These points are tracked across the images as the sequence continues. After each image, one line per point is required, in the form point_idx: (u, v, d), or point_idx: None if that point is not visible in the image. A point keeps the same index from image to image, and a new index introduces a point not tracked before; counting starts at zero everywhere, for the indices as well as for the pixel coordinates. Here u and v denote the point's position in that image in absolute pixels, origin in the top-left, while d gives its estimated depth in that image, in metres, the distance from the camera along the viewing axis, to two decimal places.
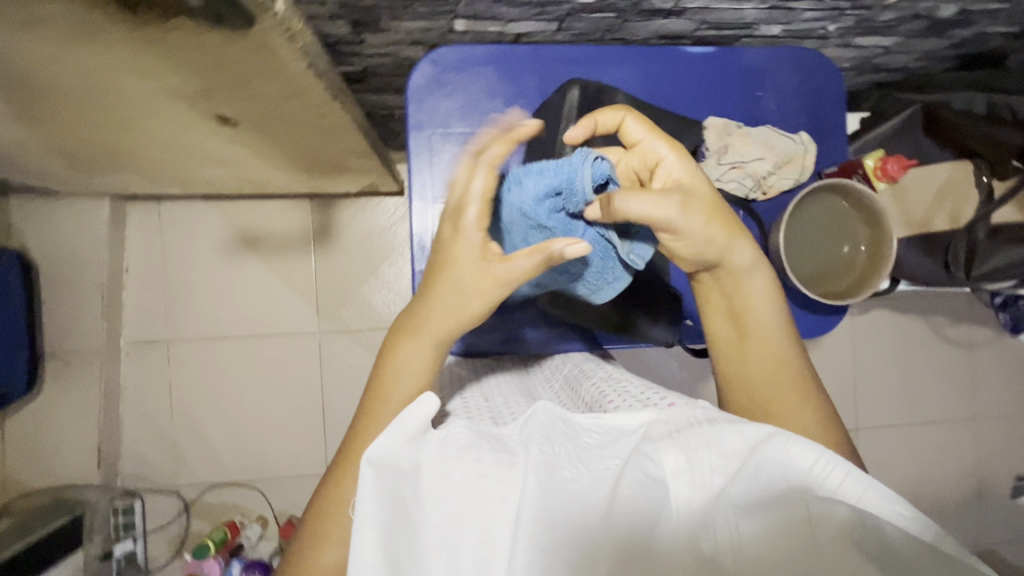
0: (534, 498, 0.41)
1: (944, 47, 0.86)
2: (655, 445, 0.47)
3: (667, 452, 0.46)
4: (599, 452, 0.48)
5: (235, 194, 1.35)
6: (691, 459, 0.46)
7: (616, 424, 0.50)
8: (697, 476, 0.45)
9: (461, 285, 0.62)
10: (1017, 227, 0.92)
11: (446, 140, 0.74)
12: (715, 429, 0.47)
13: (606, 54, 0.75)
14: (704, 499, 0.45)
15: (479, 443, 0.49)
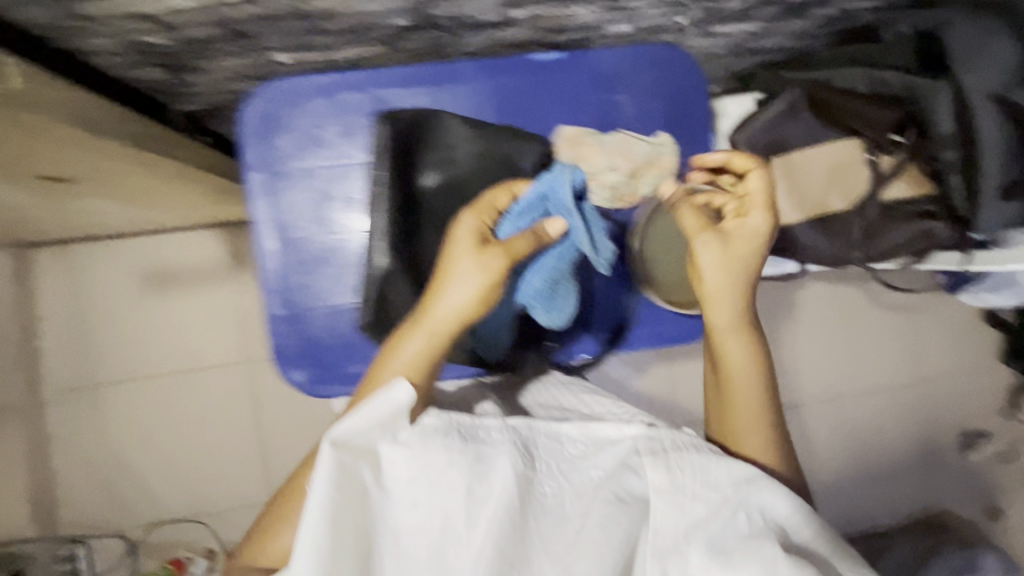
0: (513, 501, 0.51)
1: (813, 26, 0.83)
2: (639, 462, 0.57)
3: (653, 471, 0.56)
4: (577, 465, 0.57)
5: (143, 230, 1.32)
6: (674, 482, 0.56)
7: (599, 433, 0.59)
8: (676, 498, 0.55)
9: (467, 278, 0.57)
10: (905, 201, 0.91)
11: (285, 180, 0.71)
12: (705, 461, 0.57)
13: (448, 72, 0.72)
14: (675, 518, 0.55)
15: (449, 439, 0.54)
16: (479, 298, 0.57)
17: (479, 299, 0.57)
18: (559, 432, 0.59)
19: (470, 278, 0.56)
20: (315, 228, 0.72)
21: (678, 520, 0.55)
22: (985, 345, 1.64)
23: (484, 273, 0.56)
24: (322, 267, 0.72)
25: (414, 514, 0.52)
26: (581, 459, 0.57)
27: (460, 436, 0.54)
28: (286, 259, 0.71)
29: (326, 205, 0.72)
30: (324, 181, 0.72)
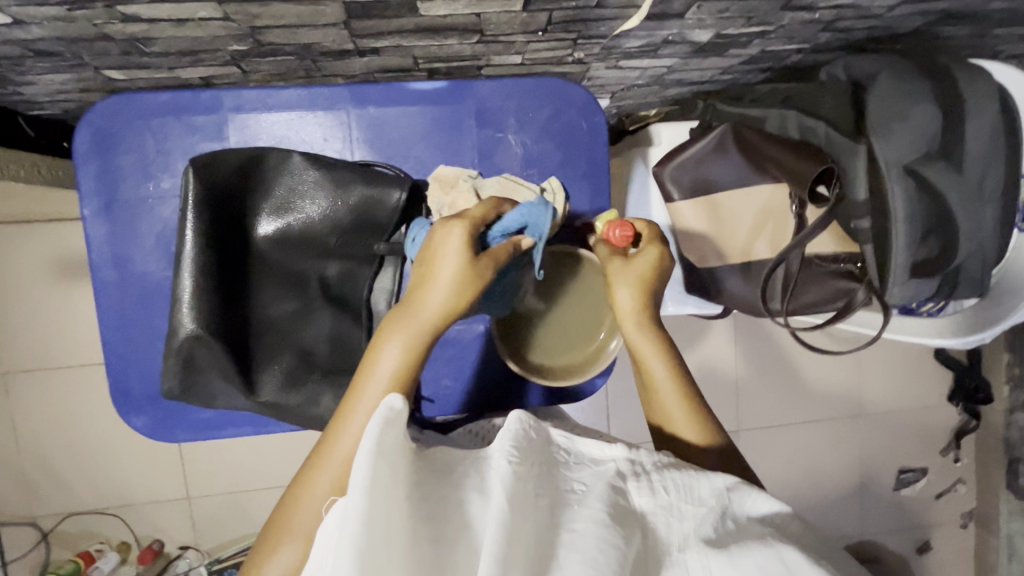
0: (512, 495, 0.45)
1: (738, 63, 0.75)
2: (626, 478, 0.53)
3: (641, 491, 0.52)
4: (561, 474, 0.54)
5: (54, 217, 1.26)
6: (666, 500, 0.52)
7: (583, 450, 0.58)
8: (672, 513, 0.51)
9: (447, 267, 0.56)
10: (830, 257, 0.85)
11: (128, 205, 0.65)
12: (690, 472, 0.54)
13: (313, 98, 0.66)
14: (676, 529, 0.50)
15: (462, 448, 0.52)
16: (461, 296, 0.56)
17: (464, 299, 0.56)
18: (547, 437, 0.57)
19: (449, 278, 0.55)
20: (157, 261, 0.66)
21: (672, 535, 0.51)
22: (933, 382, 1.61)
23: (471, 278, 0.55)
24: (164, 304, 0.66)
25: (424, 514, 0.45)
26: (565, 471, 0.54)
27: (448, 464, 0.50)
28: (124, 294, 0.66)
29: (170, 237, 0.66)
30: (169, 211, 0.65)
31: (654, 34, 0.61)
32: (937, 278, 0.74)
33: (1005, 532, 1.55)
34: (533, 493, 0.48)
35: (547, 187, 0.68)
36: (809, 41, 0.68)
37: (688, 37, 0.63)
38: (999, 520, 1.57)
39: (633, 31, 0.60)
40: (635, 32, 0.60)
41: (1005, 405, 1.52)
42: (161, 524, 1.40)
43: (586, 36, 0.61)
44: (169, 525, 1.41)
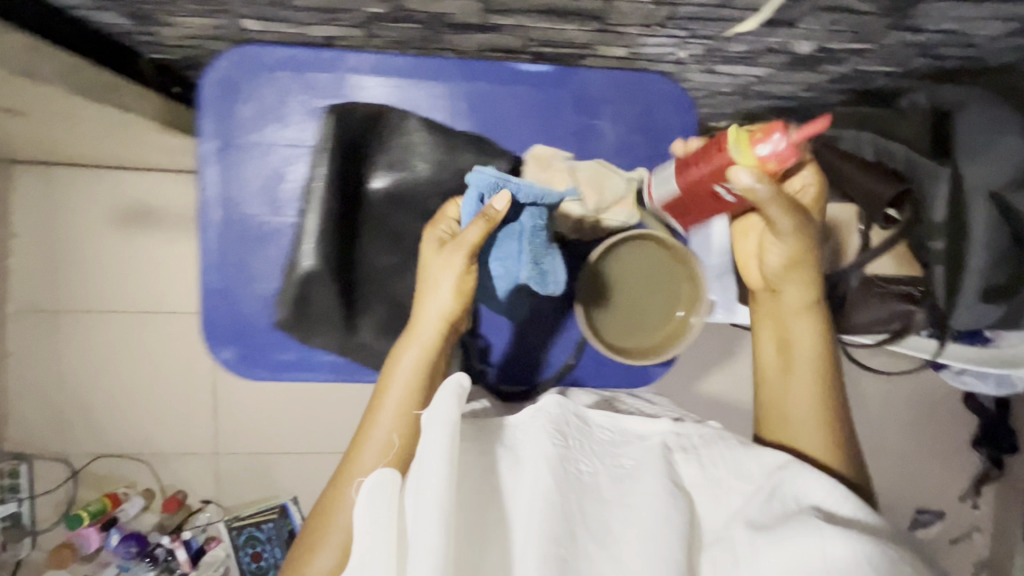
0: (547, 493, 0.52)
1: (826, 80, 0.78)
2: (674, 455, 0.60)
3: (686, 463, 0.60)
4: (607, 449, 0.60)
5: (125, 164, 1.29)
6: (709, 474, 0.59)
7: (628, 426, 0.63)
8: (715, 489, 0.58)
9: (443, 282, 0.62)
10: (889, 278, 0.86)
11: (240, 152, 0.68)
12: (736, 453, 0.60)
13: (425, 68, 0.69)
14: (722, 511, 0.57)
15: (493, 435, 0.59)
16: (457, 294, 0.63)
17: (459, 295, 0.63)
18: (586, 417, 0.63)
19: (446, 279, 0.62)
20: (261, 205, 0.69)
21: (719, 513, 0.57)
22: (957, 427, 1.60)
23: (453, 269, 0.61)
24: (262, 247, 0.69)
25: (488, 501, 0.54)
26: (612, 448, 0.61)
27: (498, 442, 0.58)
28: (226, 232, 0.69)
29: (276, 185, 0.69)
30: (278, 160, 0.69)
31: (761, 40, 0.64)
32: (1004, 306, 0.77)
33: None
34: (576, 471, 0.56)
35: (634, 176, 0.72)
36: (903, 64, 0.71)
37: (792, 47, 0.66)
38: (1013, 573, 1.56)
39: (742, 35, 0.63)
40: (744, 36, 0.63)
41: None
42: (186, 477, 1.43)
43: (697, 35, 0.64)
44: (193, 478, 1.43)
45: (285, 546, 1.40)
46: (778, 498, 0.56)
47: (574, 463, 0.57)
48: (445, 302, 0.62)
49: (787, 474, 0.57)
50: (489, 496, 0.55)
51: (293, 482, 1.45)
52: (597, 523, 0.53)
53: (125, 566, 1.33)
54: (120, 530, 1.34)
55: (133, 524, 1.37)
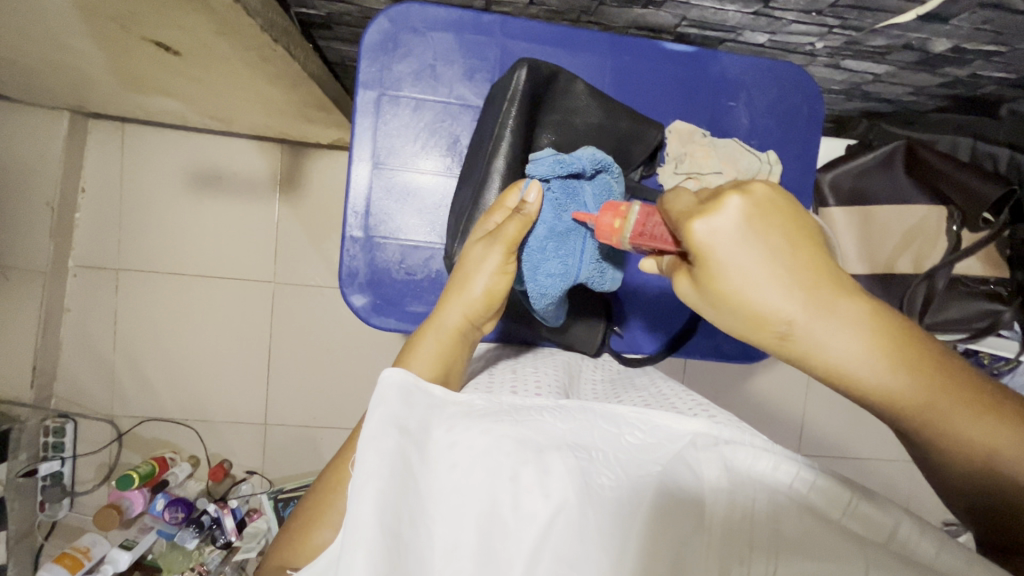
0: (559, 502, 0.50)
1: (936, 84, 0.82)
2: (699, 455, 0.55)
3: (709, 463, 0.55)
4: (635, 456, 0.55)
5: (202, 128, 1.30)
6: (732, 486, 0.53)
7: (660, 425, 0.58)
8: (733, 496, 0.53)
9: (468, 276, 0.58)
10: (976, 278, 0.91)
11: (395, 105, 0.70)
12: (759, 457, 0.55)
13: (578, 37, 0.71)
14: (737, 519, 0.51)
15: (499, 414, 0.54)
16: (487, 296, 0.58)
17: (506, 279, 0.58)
18: (615, 417, 0.58)
19: (473, 282, 0.58)
20: (411, 159, 0.71)
21: (733, 523, 0.51)
22: None
23: (493, 263, 0.57)
24: (405, 201, 0.71)
25: (464, 500, 0.49)
26: (641, 454, 0.55)
27: (510, 419, 0.54)
28: (374, 182, 0.71)
29: (426, 140, 0.71)
30: (430, 116, 0.71)
31: (905, 34, 0.68)
32: None
33: None
34: (594, 483, 0.51)
35: (767, 157, 0.74)
36: (1019, 71, 0.75)
37: (927, 45, 0.70)
38: None
39: (888, 28, 0.67)
40: (891, 29, 0.67)
41: None
42: (233, 446, 1.42)
43: (845, 25, 0.68)
44: (239, 447, 1.42)
45: None
46: (797, 505, 0.52)
47: (596, 474, 0.52)
48: (475, 301, 0.58)
49: (823, 492, 0.52)
50: (488, 509, 0.49)
51: None
52: (577, 539, 0.49)
53: (168, 532, 1.31)
54: (167, 496, 1.32)
55: (178, 489, 1.36)
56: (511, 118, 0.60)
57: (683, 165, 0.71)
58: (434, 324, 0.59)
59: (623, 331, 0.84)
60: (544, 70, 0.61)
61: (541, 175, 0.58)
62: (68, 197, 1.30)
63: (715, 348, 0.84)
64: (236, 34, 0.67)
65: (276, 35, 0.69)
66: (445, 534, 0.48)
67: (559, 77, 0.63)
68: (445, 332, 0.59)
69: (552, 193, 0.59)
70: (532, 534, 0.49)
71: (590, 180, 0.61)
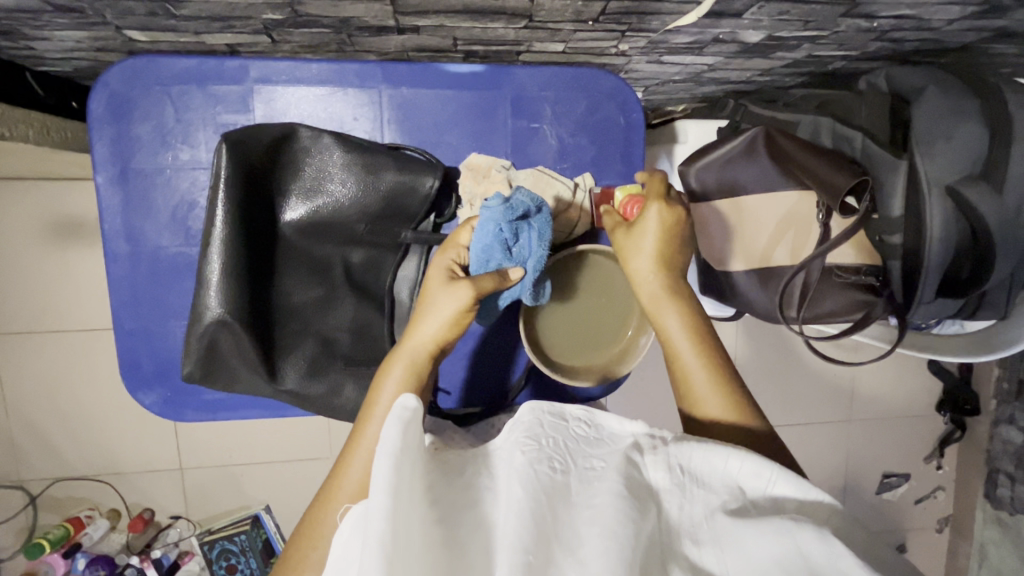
0: (521, 501, 0.45)
1: (780, 66, 0.73)
2: (641, 457, 0.53)
3: (654, 466, 0.52)
4: (582, 450, 0.53)
5: (44, 175, 1.19)
6: (676, 480, 0.51)
7: (605, 425, 0.57)
8: (680, 496, 0.51)
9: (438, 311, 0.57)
10: (848, 268, 0.83)
11: (143, 180, 0.62)
12: (708, 448, 0.54)
13: (344, 74, 0.62)
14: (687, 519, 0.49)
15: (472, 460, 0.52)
16: (454, 326, 0.58)
17: (459, 325, 0.58)
18: (563, 413, 0.57)
19: (442, 313, 0.57)
20: (172, 235, 0.63)
21: (685, 518, 0.49)
22: (924, 390, 1.63)
23: (455, 302, 0.56)
24: (179, 281, 0.64)
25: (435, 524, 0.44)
26: (585, 448, 0.53)
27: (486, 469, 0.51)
28: (136, 268, 0.63)
29: (187, 211, 0.63)
30: (186, 185, 0.62)
31: (705, 31, 0.59)
32: (961, 300, 0.76)
33: (980, 539, 1.60)
34: (549, 471, 0.48)
35: (580, 183, 0.67)
36: (859, 48, 0.66)
37: (740, 36, 0.61)
38: (973, 527, 1.62)
39: (684, 28, 0.58)
40: (688, 28, 0.58)
41: (991, 418, 1.55)
42: (151, 494, 1.39)
43: (637, 29, 0.59)
44: (159, 494, 1.39)
45: (260, 557, 1.38)
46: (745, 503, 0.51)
47: (546, 463, 0.49)
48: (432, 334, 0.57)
49: (750, 469, 0.53)
50: (458, 530, 0.45)
51: (263, 493, 1.42)
52: (566, 528, 0.45)
53: None
54: (86, 554, 1.30)
55: (99, 546, 1.34)
56: (222, 203, 0.54)
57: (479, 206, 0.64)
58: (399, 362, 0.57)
59: (452, 390, 0.82)
60: (252, 143, 0.55)
61: (488, 217, 0.55)
62: None
63: (555, 388, 0.82)
64: None
65: None
66: (431, 548, 0.42)
67: (288, 142, 0.58)
68: (408, 368, 0.57)
69: (501, 233, 0.56)
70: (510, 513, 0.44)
71: (536, 217, 0.58)
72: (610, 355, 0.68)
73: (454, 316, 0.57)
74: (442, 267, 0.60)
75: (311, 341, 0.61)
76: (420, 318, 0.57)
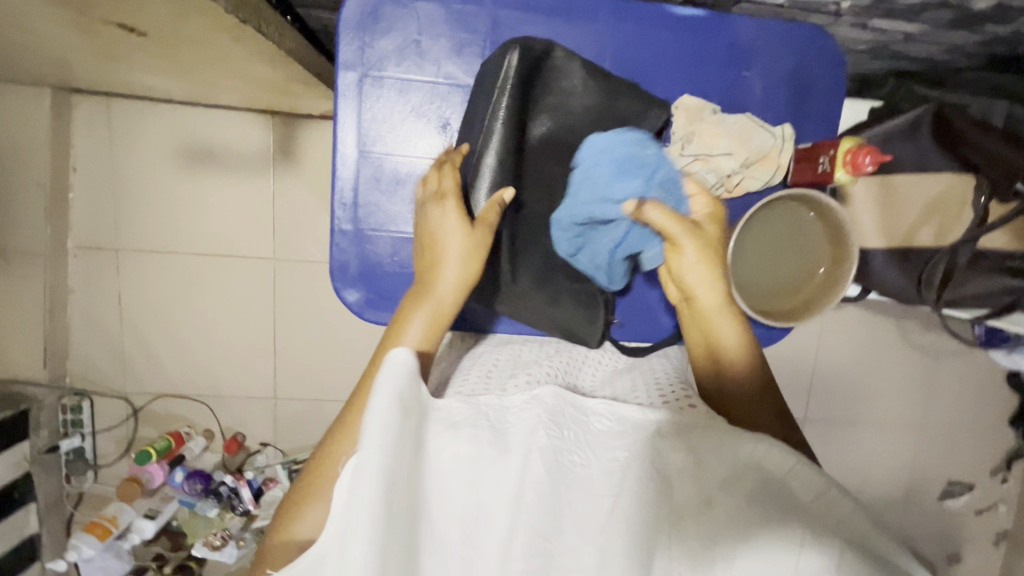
0: (538, 481, 0.53)
1: (973, 42, 0.75)
2: (662, 441, 0.56)
3: (674, 447, 0.55)
4: (603, 441, 0.58)
5: (189, 99, 1.25)
6: (697, 461, 0.54)
7: (623, 415, 0.60)
8: (695, 477, 0.53)
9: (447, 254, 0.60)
10: (1000, 254, 0.86)
11: (378, 87, 0.66)
12: (727, 434, 0.54)
13: (578, 3, 0.67)
14: (697, 507, 0.52)
15: (478, 419, 0.56)
16: (475, 268, 0.61)
17: (481, 268, 0.61)
18: (583, 407, 0.61)
19: (463, 252, 0.60)
20: (397, 145, 0.68)
21: (691, 500, 0.52)
22: (1000, 404, 1.63)
23: (480, 251, 0.61)
24: (399, 188, 0.69)
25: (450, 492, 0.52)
26: (606, 439, 0.58)
27: (490, 429, 0.55)
28: (360, 172, 0.68)
29: (414, 121, 0.68)
30: (417, 98, 0.67)
31: None
32: None
33: None
34: (566, 463, 0.55)
35: (781, 131, 0.68)
36: None
37: (968, 2, 0.63)
38: None
39: None
40: None
41: None
42: (244, 420, 1.45)
43: None
44: (251, 421, 1.45)
45: None
46: (763, 489, 0.51)
47: (565, 453, 0.56)
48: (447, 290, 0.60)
49: (775, 460, 0.51)
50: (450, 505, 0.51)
51: None
52: (578, 513, 0.53)
53: (188, 501, 1.35)
54: (185, 468, 1.37)
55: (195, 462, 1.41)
56: (500, 110, 0.63)
57: (689, 146, 0.67)
58: (425, 309, 0.59)
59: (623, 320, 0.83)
60: (537, 50, 0.65)
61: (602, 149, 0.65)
62: (59, 175, 1.28)
63: None
64: (208, 20, 0.60)
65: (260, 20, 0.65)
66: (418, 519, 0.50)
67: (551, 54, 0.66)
68: (433, 314, 0.59)
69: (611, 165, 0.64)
70: (528, 493, 0.52)
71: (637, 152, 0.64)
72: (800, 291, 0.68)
73: (465, 252, 0.60)
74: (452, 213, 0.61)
75: (527, 236, 0.71)
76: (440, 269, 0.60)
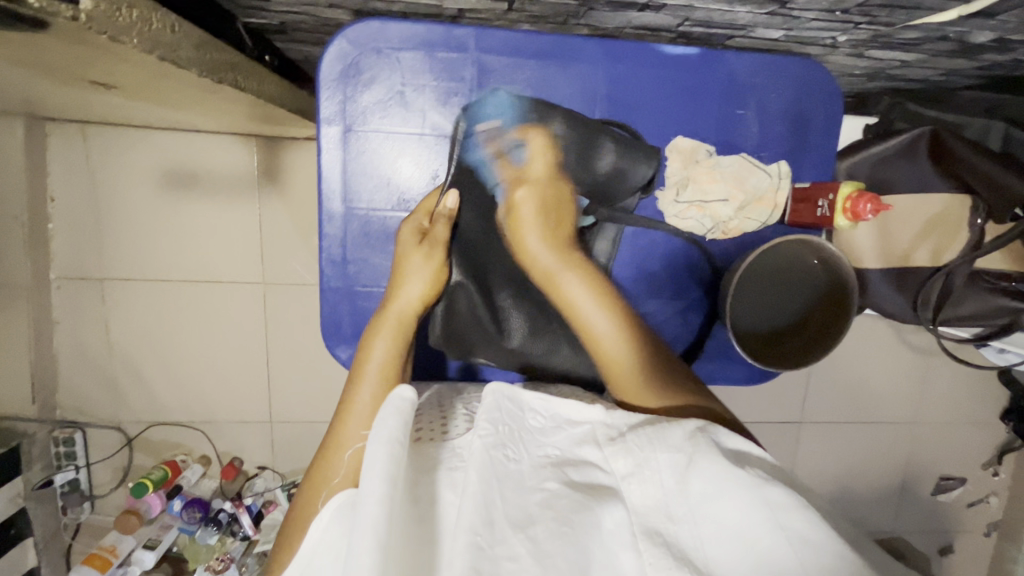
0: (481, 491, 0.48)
1: (971, 67, 0.74)
2: (604, 451, 0.58)
3: (616, 453, 0.57)
4: (537, 437, 0.59)
5: (167, 124, 1.20)
6: (639, 459, 0.56)
7: (562, 413, 0.63)
8: (644, 474, 0.55)
9: (413, 272, 0.68)
10: (995, 274, 0.88)
11: (363, 136, 0.71)
12: (661, 428, 0.57)
13: (567, 46, 0.70)
14: (653, 496, 0.54)
15: (441, 456, 0.56)
16: (432, 286, 0.69)
17: (434, 287, 0.69)
18: (521, 403, 0.63)
19: (422, 273, 0.68)
20: (382, 199, 0.73)
21: (646, 493, 0.54)
22: (992, 400, 1.65)
23: (430, 264, 0.68)
24: (389, 241, 0.74)
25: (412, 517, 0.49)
26: (544, 437, 0.60)
27: (451, 461, 0.55)
28: (347, 225, 0.73)
29: (399, 168, 0.73)
30: (403, 146, 0.72)
31: (941, 29, 0.59)
32: None
33: None
34: (501, 456, 0.53)
35: (776, 170, 0.74)
36: None
37: (967, 37, 0.62)
38: None
39: (923, 23, 0.59)
40: (926, 25, 0.59)
41: None
42: (241, 444, 1.43)
43: (873, 21, 0.60)
44: (248, 445, 1.44)
45: None
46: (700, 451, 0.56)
47: (501, 450, 0.55)
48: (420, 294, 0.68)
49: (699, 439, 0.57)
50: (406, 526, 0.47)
51: None
52: (519, 507, 0.49)
53: (188, 529, 1.35)
54: (183, 496, 1.36)
55: (194, 489, 1.40)
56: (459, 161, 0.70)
57: (686, 190, 0.73)
58: (390, 325, 0.66)
59: None
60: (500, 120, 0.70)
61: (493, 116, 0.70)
62: (36, 207, 1.24)
63: (720, 371, 0.81)
64: (182, 78, 0.58)
65: (236, 70, 0.63)
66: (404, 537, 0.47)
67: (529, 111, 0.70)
68: (397, 329, 0.66)
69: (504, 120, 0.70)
70: (471, 499, 0.47)
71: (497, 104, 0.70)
72: (796, 336, 0.75)
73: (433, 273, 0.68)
74: (411, 233, 0.70)
75: (507, 286, 0.74)
76: (403, 281, 0.68)
